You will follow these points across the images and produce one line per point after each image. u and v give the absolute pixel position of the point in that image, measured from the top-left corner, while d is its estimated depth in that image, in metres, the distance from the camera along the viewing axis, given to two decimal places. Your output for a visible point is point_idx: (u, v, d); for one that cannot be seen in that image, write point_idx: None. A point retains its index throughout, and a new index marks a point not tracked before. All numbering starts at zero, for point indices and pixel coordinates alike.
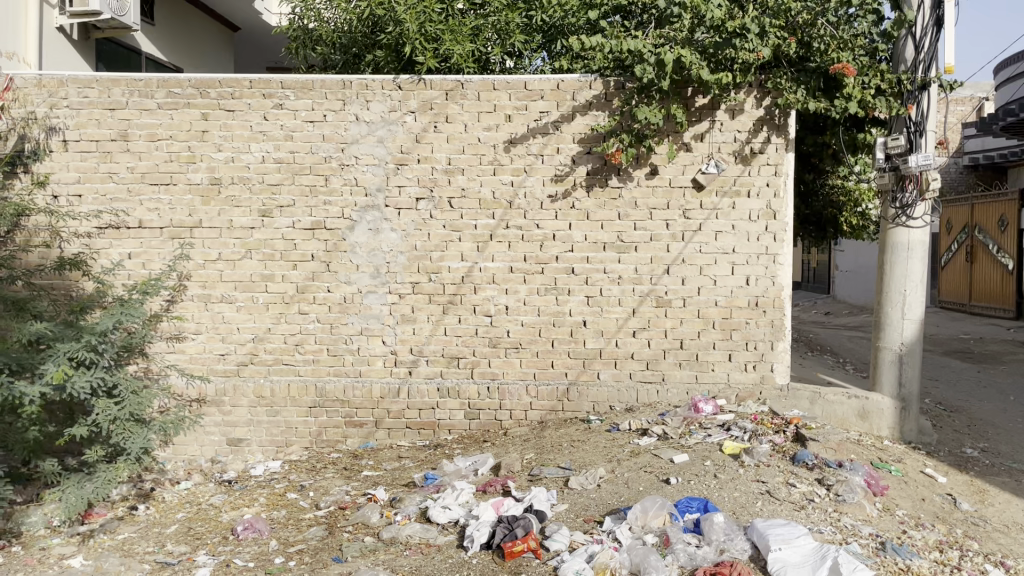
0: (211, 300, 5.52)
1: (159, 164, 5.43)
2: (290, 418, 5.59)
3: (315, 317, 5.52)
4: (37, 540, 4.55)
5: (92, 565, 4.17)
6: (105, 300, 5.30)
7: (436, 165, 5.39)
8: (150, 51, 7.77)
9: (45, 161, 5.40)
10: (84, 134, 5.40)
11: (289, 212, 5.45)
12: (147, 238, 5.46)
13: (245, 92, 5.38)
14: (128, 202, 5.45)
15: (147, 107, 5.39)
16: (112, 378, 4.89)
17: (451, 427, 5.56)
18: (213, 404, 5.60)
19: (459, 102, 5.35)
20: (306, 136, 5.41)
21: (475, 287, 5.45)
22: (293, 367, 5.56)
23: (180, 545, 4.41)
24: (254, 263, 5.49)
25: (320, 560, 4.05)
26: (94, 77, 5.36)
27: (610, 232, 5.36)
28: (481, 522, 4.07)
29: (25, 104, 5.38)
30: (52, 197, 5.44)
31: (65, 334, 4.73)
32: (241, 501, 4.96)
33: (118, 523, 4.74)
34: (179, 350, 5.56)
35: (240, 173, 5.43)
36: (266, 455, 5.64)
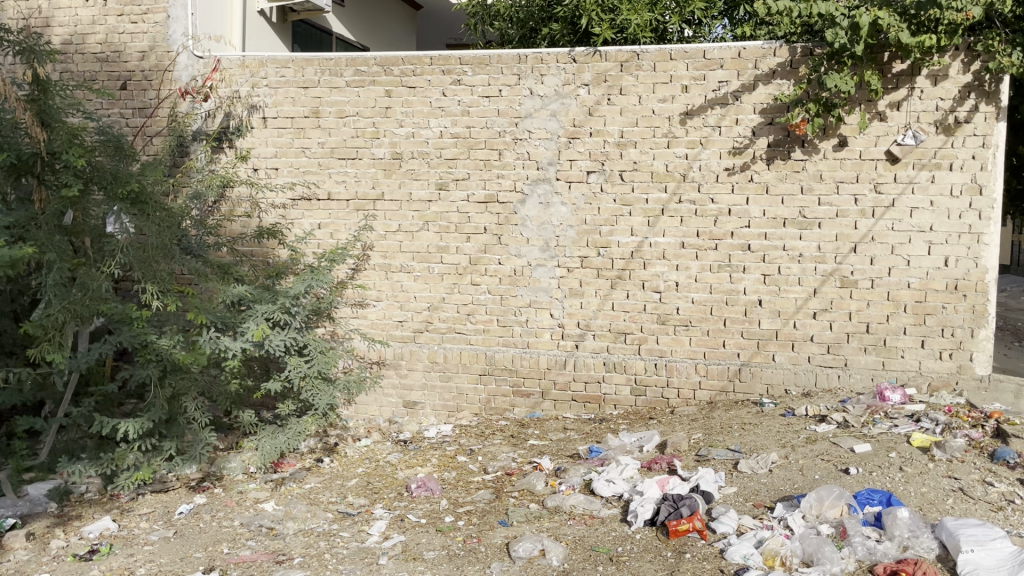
0: (391, 269, 5.79)
1: (347, 140, 5.73)
2: (462, 384, 5.78)
3: (486, 288, 5.66)
4: (236, 483, 4.98)
5: (282, 510, 4.54)
6: (297, 267, 5.70)
7: (609, 138, 5.35)
8: (340, 32, 8.21)
9: (247, 137, 5.86)
10: (281, 111, 5.79)
11: (464, 185, 5.61)
12: (335, 210, 5.80)
13: (426, 69, 5.56)
14: (319, 175, 5.81)
15: (336, 85, 5.70)
16: (303, 339, 5.30)
17: (617, 403, 5.54)
18: (392, 366, 5.88)
19: (635, 73, 5.27)
20: (482, 111, 5.52)
21: (645, 262, 5.38)
22: (465, 335, 5.74)
23: (360, 497, 4.71)
24: (431, 234, 5.70)
25: (487, 522, 4.20)
26: (290, 57, 5.73)
27: (791, 208, 5.11)
28: (646, 498, 4.04)
29: (230, 84, 5.84)
30: (253, 170, 5.89)
31: (264, 295, 5.20)
32: (415, 460, 5.22)
33: (306, 473, 5.12)
34: (362, 316, 5.88)
35: (419, 147, 5.64)
36: (439, 418, 5.86)
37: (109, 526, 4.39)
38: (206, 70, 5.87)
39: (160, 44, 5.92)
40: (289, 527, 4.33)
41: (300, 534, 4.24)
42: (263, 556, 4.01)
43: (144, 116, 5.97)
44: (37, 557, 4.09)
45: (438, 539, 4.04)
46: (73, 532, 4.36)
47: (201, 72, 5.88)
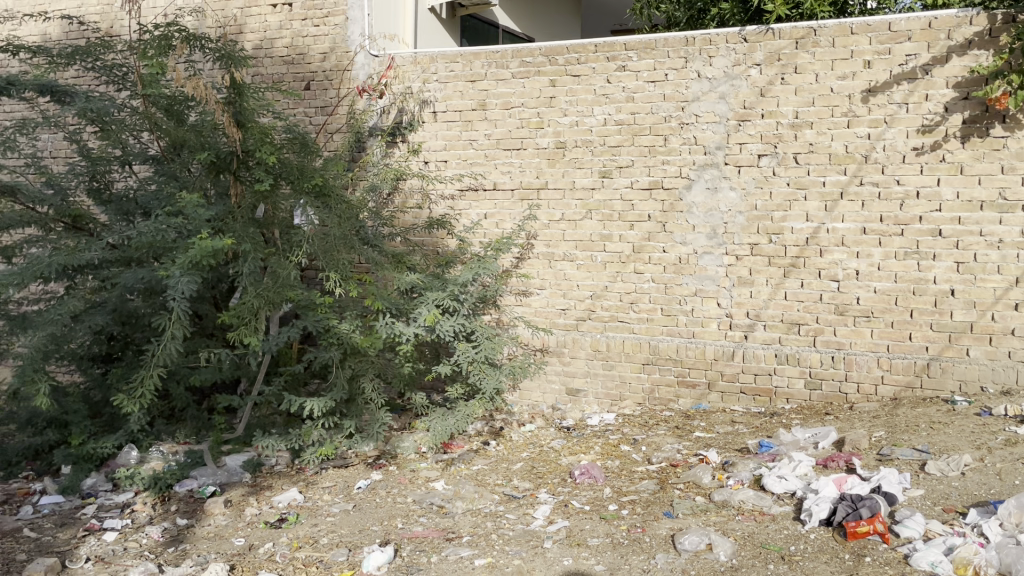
0: (555, 258, 5.84)
1: (512, 130, 5.83)
2: (625, 372, 5.73)
3: (651, 277, 5.59)
4: (409, 462, 5.22)
5: (452, 490, 4.72)
6: (465, 256, 5.87)
7: (782, 120, 5.13)
8: (506, 24, 8.36)
9: (419, 131, 6.08)
10: (450, 105, 5.97)
11: (628, 172, 5.56)
12: (501, 200, 5.92)
13: (591, 57, 5.56)
14: (485, 166, 5.94)
15: (502, 77, 5.81)
16: (471, 325, 5.47)
17: (789, 397, 5.30)
18: (555, 354, 5.90)
19: (811, 50, 5.02)
20: (647, 96, 5.45)
21: (822, 250, 5.12)
22: (628, 324, 5.69)
23: (525, 481, 4.80)
24: (595, 223, 5.69)
25: (652, 512, 4.16)
26: (459, 51, 5.90)
27: (989, 189, 4.69)
28: (821, 496, 3.86)
29: (403, 81, 6.08)
30: (424, 163, 6.10)
31: (434, 283, 5.41)
32: (579, 447, 5.25)
33: (473, 455, 5.28)
34: (525, 304, 5.97)
35: (584, 136, 5.64)
36: (602, 407, 5.83)
37: (295, 497, 4.73)
38: (380, 68, 6.14)
39: (340, 45, 6.27)
40: (458, 507, 4.49)
41: (469, 514, 4.39)
42: (434, 533, 4.19)
43: (325, 114, 6.35)
44: (234, 523, 4.48)
45: (602, 527, 4.05)
46: (265, 501, 4.74)
47: (376, 71, 6.15)
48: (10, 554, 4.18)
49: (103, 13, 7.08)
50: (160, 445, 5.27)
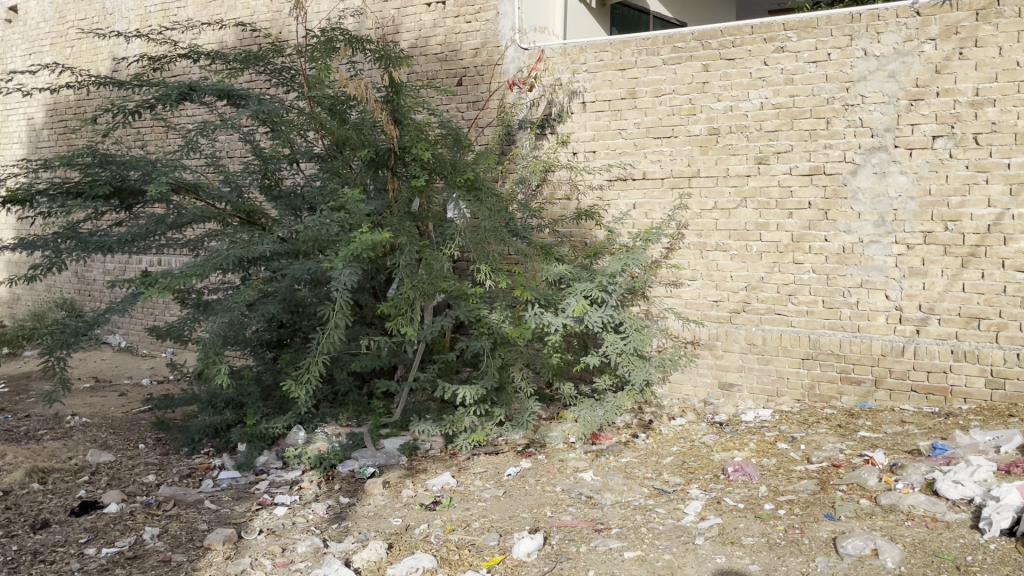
0: (707, 248, 5.69)
1: (663, 118, 5.72)
2: (782, 367, 5.50)
3: (811, 267, 5.34)
4: (558, 451, 5.25)
5: (601, 481, 4.72)
6: (615, 247, 5.82)
7: (960, 98, 4.76)
8: (657, 10, 8.21)
9: (568, 122, 6.08)
10: (599, 95, 5.94)
11: (786, 158, 5.33)
12: (651, 189, 5.83)
13: (747, 39, 5.38)
14: (635, 155, 5.87)
15: (653, 64, 5.72)
16: (619, 316, 5.43)
17: (967, 396, 4.91)
18: (707, 347, 5.75)
19: (994, 21, 4.65)
20: (808, 78, 5.21)
21: (1006, 238, 4.71)
22: (786, 317, 5.46)
23: (676, 476, 4.72)
24: (750, 211, 5.50)
25: (811, 513, 3.98)
26: (609, 40, 5.86)
27: None
28: (1003, 505, 3.57)
29: (553, 72, 6.09)
30: (573, 154, 6.10)
31: (582, 274, 5.42)
32: (732, 443, 5.10)
33: (622, 447, 5.24)
34: (676, 295, 5.85)
35: (738, 121, 5.46)
36: (757, 402, 5.62)
37: (448, 481, 4.87)
38: (530, 61, 6.18)
39: (491, 40, 6.38)
40: (607, 498, 4.48)
41: (618, 506, 4.37)
42: (582, 523, 4.20)
43: (477, 109, 6.47)
44: (392, 503, 4.68)
45: (757, 526, 3.92)
46: (420, 484, 4.92)
47: (527, 64, 6.19)
48: (193, 524, 4.57)
49: (272, 20, 7.54)
50: (325, 427, 5.56)
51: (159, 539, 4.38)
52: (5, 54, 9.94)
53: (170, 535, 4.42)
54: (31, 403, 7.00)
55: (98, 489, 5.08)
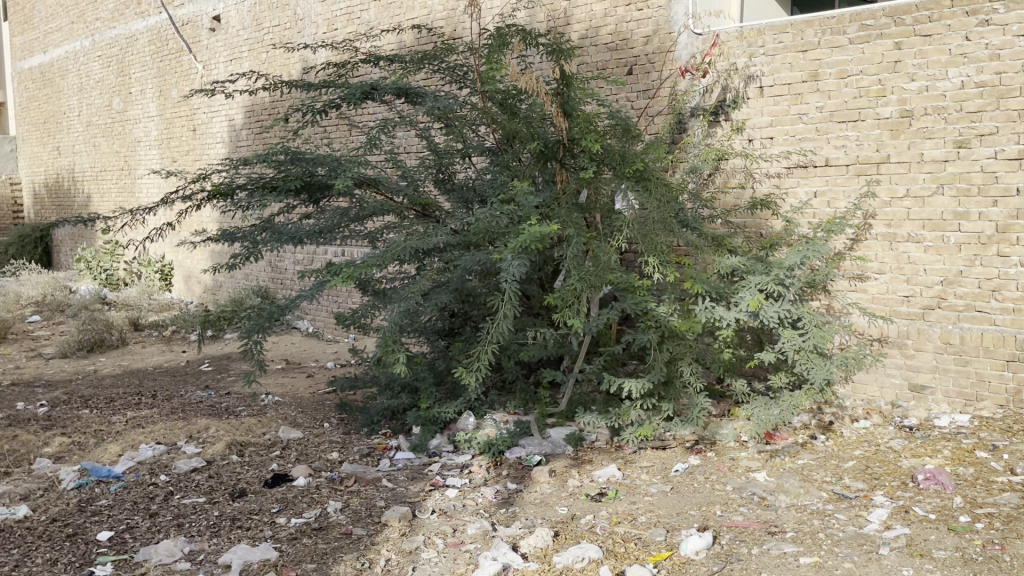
0: (897, 239, 5.32)
1: (849, 101, 5.39)
2: (983, 369, 5.03)
3: (1019, 261, 4.85)
4: (728, 450, 5.09)
5: (775, 483, 4.53)
6: (793, 238, 5.56)
7: None
8: None
9: (743, 108, 5.87)
10: (778, 79, 5.68)
11: (991, 140, 4.87)
12: (834, 176, 5.51)
13: (946, 13, 4.96)
14: (816, 141, 5.56)
15: (838, 44, 5.40)
16: (797, 311, 5.16)
17: None
18: (896, 346, 5.37)
19: None
20: (1018, 53, 4.73)
21: None
22: (988, 315, 5.00)
23: (858, 481, 4.45)
24: (947, 199, 5.08)
25: (1014, 530, 3.65)
26: (789, 21, 5.59)
27: None
28: None
29: (728, 57, 5.90)
30: (748, 141, 5.88)
31: (757, 267, 5.20)
32: (923, 449, 4.75)
33: (799, 449, 5.01)
34: (861, 290, 5.50)
35: (935, 102, 5.05)
36: (953, 407, 5.18)
37: (615, 474, 4.85)
38: (704, 46, 6.03)
39: (663, 27, 6.26)
40: (782, 500, 4.30)
41: (794, 509, 4.18)
42: (755, 524, 4.05)
43: (647, 98, 6.39)
44: (558, 492, 4.72)
45: (951, 540, 3.64)
46: (586, 475, 4.92)
47: (700, 50, 6.04)
48: (372, 500, 4.82)
49: (447, 18, 7.79)
50: (493, 414, 5.67)
51: (341, 513, 4.66)
52: (210, 62, 10.88)
53: (351, 510, 4.69)
54: (231, 381, 7.65)
55: (288, 463, 5.47)
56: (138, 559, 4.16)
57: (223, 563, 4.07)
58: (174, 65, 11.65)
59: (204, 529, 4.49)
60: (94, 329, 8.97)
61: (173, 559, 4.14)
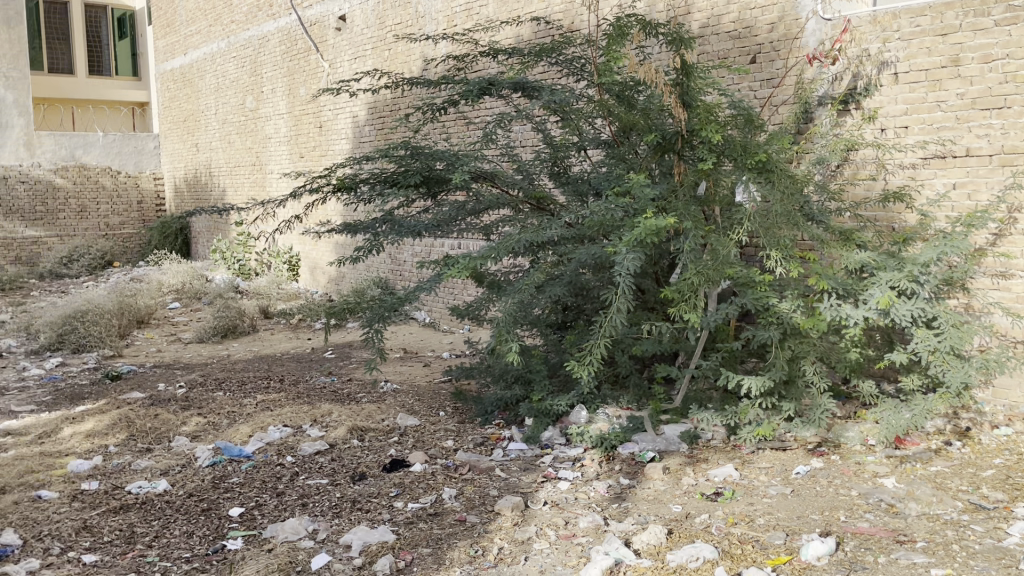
0: None
1: (993, 87, 5.05)
2: None
3: None
4: (854, 454, 4.88)
5: (905, 489, 4.32)
6: (928, 233, 5.26)
7: None
8: None
9: (875, 96, 5.59)
10: (914, 65, 5.39)
11: None
12: (975, 167, 5.17)
13: None
14: (956, 130, 5.24)
15: (982, 27, 5.06)
16: (933, 310, 4.85)
17: None
18: None
19: None
20: None
21: None
22: None
23: (997, 491, 4.19)
24: None
25: None
26: (927, 4, 5.29)
27: None
28: None
29: (860, 43, 5.63)
30: (880, 131, 5.60)
31: (888, 263, 4.96)
32: None
33: (932, 455, 4.76)
34: (1004, 288, 5.15)
35: None
36: None
37: (731, 473, 4.74)
38: (834, 32, 5.76)
39: (789, 13, 6.04)
40: (912, 508, 4.09)
41: (924, 518, 3.98)
42: (882, 532, 3.87)
43: (771, 87, 6.18)
44: (673, 489, 4.65)
45: None
46: (702, 473, 4.83)
47: (829, 35, 5.79)
48: (486, 489, 4.90)
49: (566, 11, 7.78)
50: (606, 408, 5.65)
51: (456, 499, 4.75)
52: (336, 60, 11.28)
53: (465, 497, 4.78)
54: (354, 368, 7.95)
55: (405, 449, 5.63)
56: (266, 535, 4.38)
57: (344, 543, 4.24)
58: (302, 64, 12.14)
59: (327, 510, 4.68)
60: (227, 316, 9.51)
61: (298, 537, 4.34)
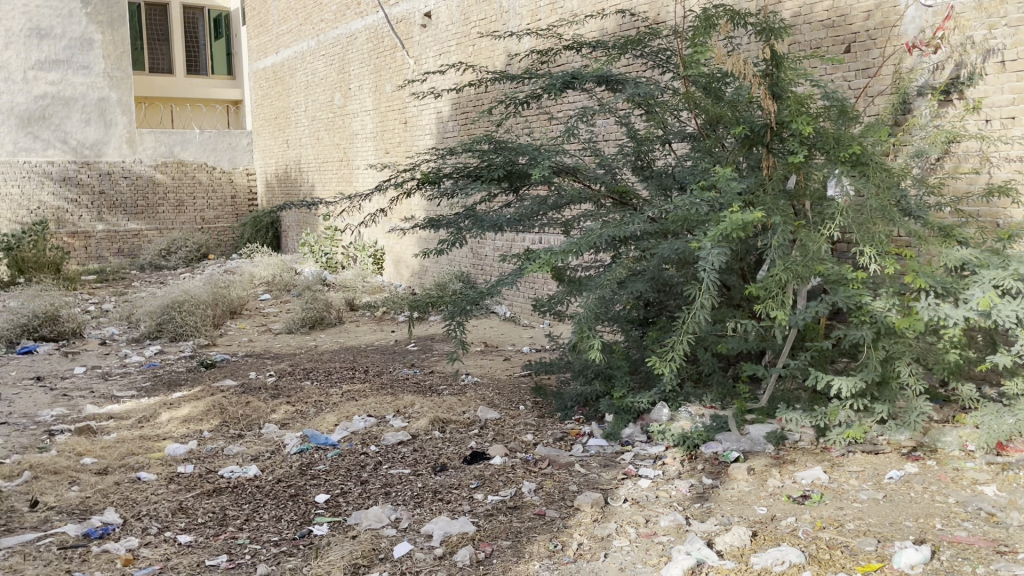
0: None
1: None
2: None
3: None
4: (952, 459, 4.68)
5: (1006, 499, 4.12)
6: None
7: None
8: None
9: (979, 85, 5.32)
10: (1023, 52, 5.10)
11: None
12: None
13: None
14: None
15: None
16: None
17: None
18: None
19: None
20: None
21: None
22: None
23: None
24: None
25: None
26: None
27: None
28: None
29: (964, 30, 5.36)
30: (985, 121, 5.33)
31: (992, 261, 4.73)
32: None
33: None
34: None
35: None
36: None
37: (820, 476, 4.60)
38: (935, 19, 5.50)
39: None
40: (1015, 519, 3.90)
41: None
42: (981, 542, 3.70)
43: (867, 77, 5.96)
44: (758, 491, 4.55)
45: None
46: (789, 475, 4.71)
47: (930, 23, 5.54)
48: (566, 484, 4.89)
49: (651, 2, 7.68)
50: (689, 406, 5.56)
51: (535, 494, 4.76)
52: (421, 56, 11.43)
53: (545, 491, 4.79)
54: (436, 360, 8.05)
55: (486, 441, 5.67)
56: (351, 522, 4.48)
57: (426, 533, 4.30)
58: (388, 61, 12.35)
59: (409, 499, 4.76)
60: (315, 308, 9.77)
61: (381, 525, 4.43)
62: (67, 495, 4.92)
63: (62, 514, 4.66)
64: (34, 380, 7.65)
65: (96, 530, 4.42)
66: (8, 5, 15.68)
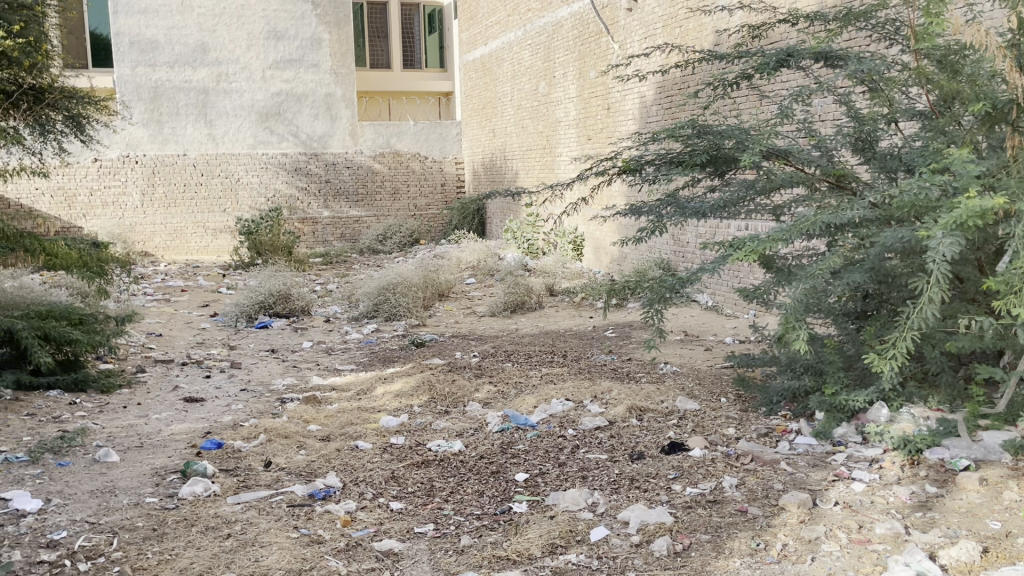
0: None
1: None
2: None
3: None
4: None
5: None
6: None
7: None
8: None
9: None
10: None
11: None
12: None
13: None
14: None
15: None
16: None
17: None
18: None
19: None
20: None
21: None
22: None
23: None
24: None
25: None
26: None
27: None
28: None
29: None
30: None
31: None
32: None
33: None
34: None
35: None
36: None
37: None
38: None
39: None
40: None
41: None
42: None
43: None
44: (990, 504, 4.15)
45: None
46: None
47: None
48: (770, 481, 4.71)
49: None
50: (912, 407, 5.15)
51: (737, 489, 4.62)
52: (626, 41, 11.38)
53: (747, 488, 4.63)
54: (634, 347, 8.03)
55: (685, 432, 5.57)
56: (549, 503, 4.58)
57: (622, 519, 4.30)
58: (593, 46, 12.39)
59: (606, 484, 4.79)
60: (517, 292, 10.06)
61: (578, 508, 4.49)
62: (295, 458, 5.41)
63: (291, 475, 5.12)
64: (269, 352, 8.45)
65: (319, 492, 4.82)
66: (250, 11, 17.34)
